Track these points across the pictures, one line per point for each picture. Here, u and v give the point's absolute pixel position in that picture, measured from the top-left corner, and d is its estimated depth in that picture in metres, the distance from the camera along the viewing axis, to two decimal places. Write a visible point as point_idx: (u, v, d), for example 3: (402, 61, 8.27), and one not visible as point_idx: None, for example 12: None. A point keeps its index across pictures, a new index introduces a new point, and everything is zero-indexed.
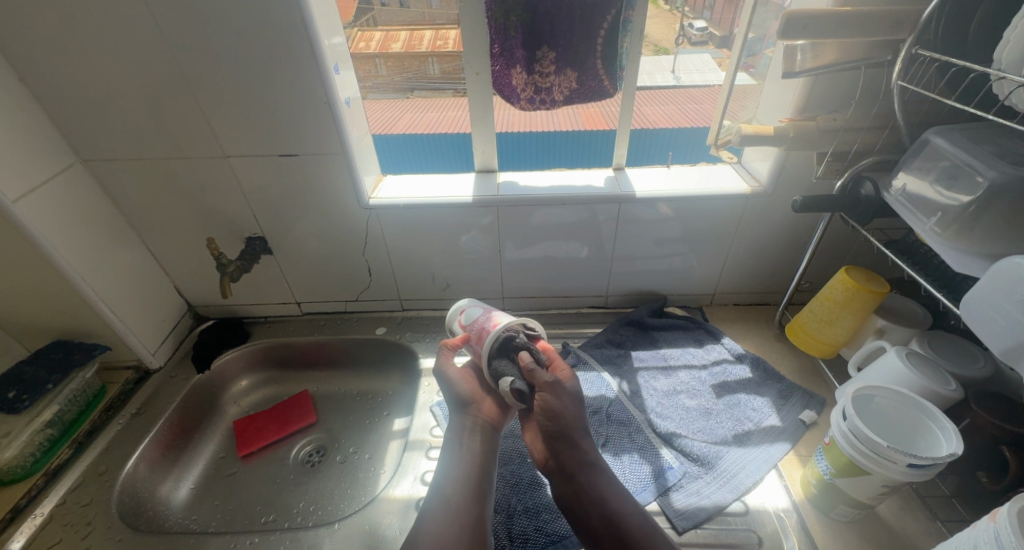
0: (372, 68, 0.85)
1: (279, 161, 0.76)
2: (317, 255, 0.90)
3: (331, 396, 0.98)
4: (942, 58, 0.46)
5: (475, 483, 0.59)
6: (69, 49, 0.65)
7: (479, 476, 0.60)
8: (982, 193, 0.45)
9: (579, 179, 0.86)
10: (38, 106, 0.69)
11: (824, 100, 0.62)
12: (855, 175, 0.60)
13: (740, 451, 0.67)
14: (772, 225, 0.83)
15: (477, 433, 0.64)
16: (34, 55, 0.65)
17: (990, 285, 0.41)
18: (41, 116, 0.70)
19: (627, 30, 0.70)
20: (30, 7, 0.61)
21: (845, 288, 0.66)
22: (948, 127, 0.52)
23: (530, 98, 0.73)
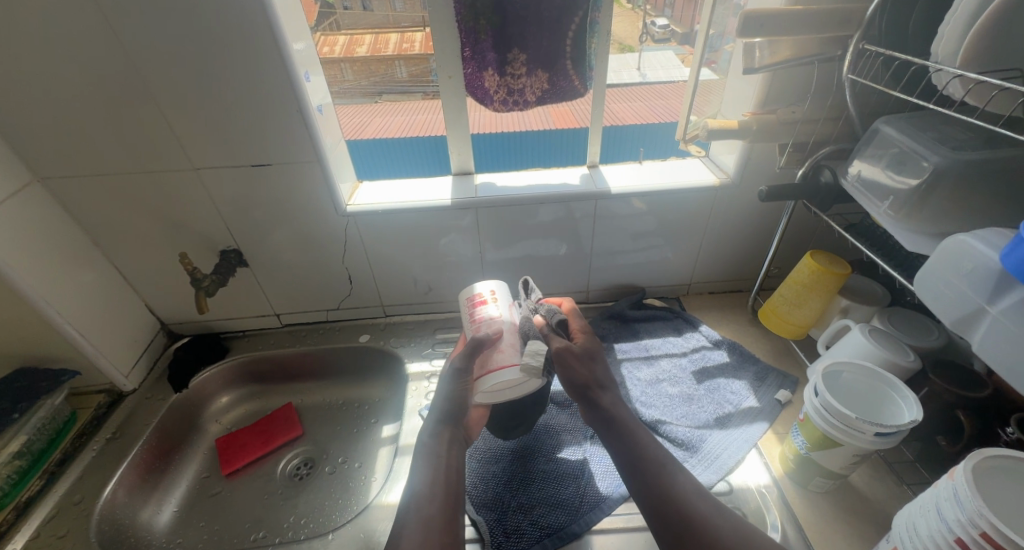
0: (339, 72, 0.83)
1: (250, 171, 0.75)
2: (295, 264, 0.89)
3: (316, 406, 0.97)
4: (887, 52, 0.49)
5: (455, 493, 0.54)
6: (22, 65, 0.62)
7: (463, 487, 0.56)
8: (927, 176, 0.48)
9: (554, 177, 0.87)
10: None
11: (782, 94, 0.66)
12: (815, 164, 0.64)
13: (722, 433, 0.69)
14: (741, 215, 0.86)
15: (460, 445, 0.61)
16: None
17: (934, 261, 0.44)
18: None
19: (594, 31, 0.72)
20: None
21: (810, 272, 0.70)
22: (895, 116, 0.55)
23: (502, 100, 0.75)
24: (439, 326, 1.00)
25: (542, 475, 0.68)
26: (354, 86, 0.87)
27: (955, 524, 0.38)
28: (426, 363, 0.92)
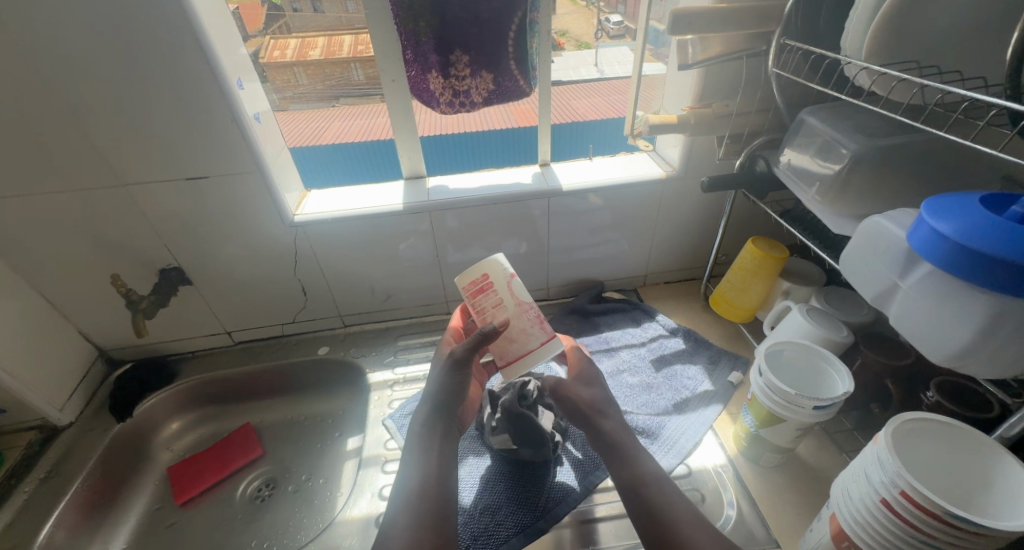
0: (291, 76, 0.83)
1: (185, 185, 0.72)
2: (243, 279, 0.86)
3: (275, 424, 0.93)
4: (805, 46, 0.51)
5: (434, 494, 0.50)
6: None
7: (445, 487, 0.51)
8: (846, 162, 0.51)
9: (507, 177, 0.88)
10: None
11: (717, 88, 0.68)
12: (751, 154, 0.67)
13: (680, 418, 0.72)
14: (689, 205, 0.89)
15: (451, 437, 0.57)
16: None
17: (854, 243, 0.47)
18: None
19: (534, 31, 0.72)
20: None
21: (753, 258, 0.73)
22: (819, 107, 0.59)
23: (449, 102, 0.74)
24: (401, 333, 0.98)
25: (508, 475, 0.68)
26: (308, 90, 0.86)
27: (880, 486, 0.38)
28: (389, 372, 0.90)
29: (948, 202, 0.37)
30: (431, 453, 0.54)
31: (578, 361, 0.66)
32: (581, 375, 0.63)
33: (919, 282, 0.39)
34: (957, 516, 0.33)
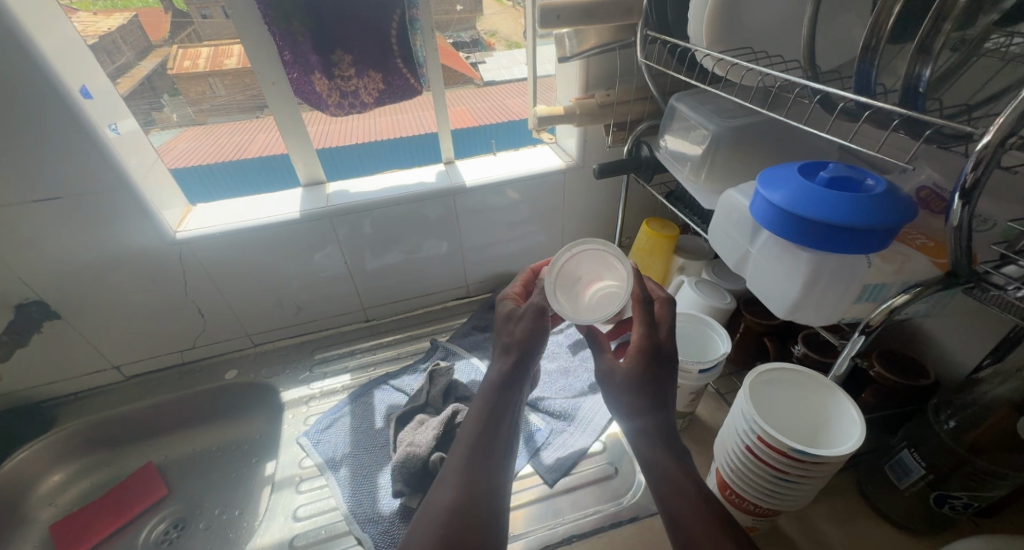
0: (209, 87, 0.77)
1: (35, 209, 0.64)
2: (125, 308, 0.78)
3: (182, 460, 0.86)
4: (663, 38, 0.54)
5: (485, 467, 0.46)
6: None
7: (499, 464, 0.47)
8: (709, 142, 0.55)
9: (410, 177, 0.86)
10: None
11: (598, 80, 0.71)
12: (636, 140, 0.71)
13: (595, 397, 0.75)
14: (593, 193, 0.92)
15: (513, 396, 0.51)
16: None
17: (716, 217, 0.50)
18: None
19: (416, 29, 0.72)
20: None
21: (648, 239, 0.77)
22: (686, 93, 0.63)
23: (338, 103, 0.72)
24: (318, 346, 0.94)
25: None
26: (227, 101, 0.79)
27: (744, 433, 0.41)
28: (304, 388, 0.86)
29: (776, 172, 0.41)
30: (493, 415, 0.49)
31: (648, 356, 0.48)
32: (637, 378, 0.47)
33: (763, 246, 0.43)
34: (801, 452, 0.37)
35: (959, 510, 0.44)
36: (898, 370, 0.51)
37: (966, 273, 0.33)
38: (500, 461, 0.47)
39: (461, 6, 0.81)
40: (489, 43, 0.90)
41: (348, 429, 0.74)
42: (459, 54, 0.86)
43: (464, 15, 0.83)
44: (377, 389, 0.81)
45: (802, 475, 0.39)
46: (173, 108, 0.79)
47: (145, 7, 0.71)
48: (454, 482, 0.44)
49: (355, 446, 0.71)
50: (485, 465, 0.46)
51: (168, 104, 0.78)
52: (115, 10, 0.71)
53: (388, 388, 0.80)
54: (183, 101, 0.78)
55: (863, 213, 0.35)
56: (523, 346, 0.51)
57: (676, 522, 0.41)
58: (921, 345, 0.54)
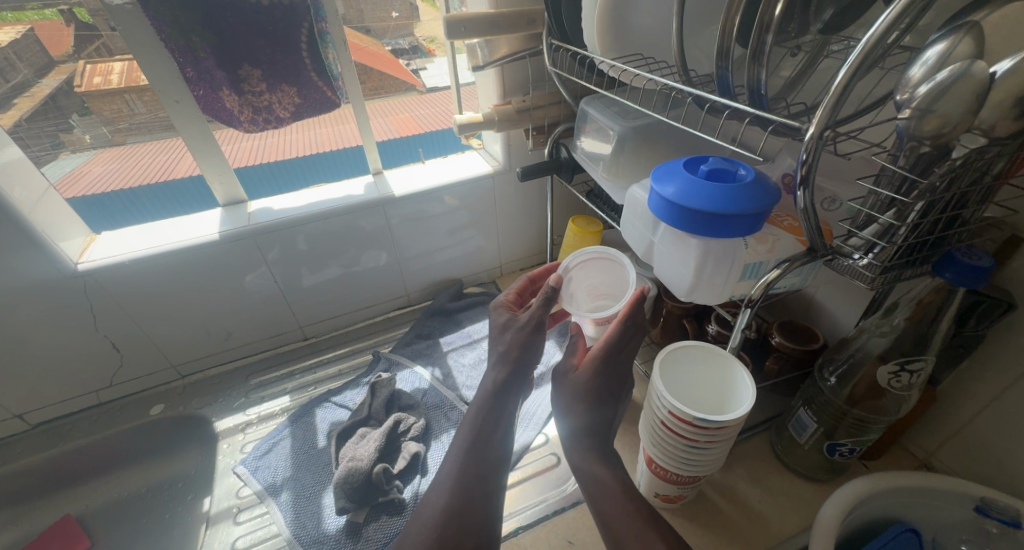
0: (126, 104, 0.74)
1: None
2: (24, 350, 0.72)
3: (106, 507, 0.80)
4: (564, 47, 0.58)
5: (478, 467, 0.50)
6: None
7: (491, 463, 0.51)
8: (615, 142, 0.59)
9: (337, 190, 0.85)
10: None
11: (514, 86, 0.74)
12: (555, 142, 0.74)
13: (537, 392, 0.77)
14: (523, 195, 0.95)
15: (509, 398, 0.54)
16: None
17: (625, 211, 0.54)
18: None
19: (327, 41, 0.71)
20: None
21: (575, 236, 0.81)
22: (595, 96, 0.67)
23: (251, 119, 0.70)
24: (254, 370, 0.90)
25: None
26: (147, 118, 0.75)
27: (659, 410, 0.45)
28: (240, 416, 0.82)
29: (667, 168, 0.45)
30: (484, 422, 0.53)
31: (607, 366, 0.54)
32: (591, 384, 0.53)
33: (663, 236, 0.47)
34: (704, 419, 0.41)
35: (847, 455, 0.50)
36: (794, 339, 0.57)
37: (822, 248, 0.37)
38: (493, 461, 0.51)
39: (397, 13, 0.84)
40: (428, 49, 0.91)
41: (289, 452, 0.72)
42: (398, 62, 0.91)
43: (400, 22, 0.86)
44: (319, 408, 0.79)
45: (708, 441, 0.43)
46: (83, 130, 0.76)
47: (45, 21, 0.65)
48: (448, 484, 0.49)
49: (296, 469, 0.69)
50: (478, 465, 0.51)
51: (78, 124, 0.75)
52: (4, 23, 0.64)
53: (330, 405, 0.79)
54: (96, 120, 0.76)
55: (737, 202, 0.39)
56: (523, 354, 0.54)
57: (608, 524, 0.47)
58: (813, 312, 0.61)
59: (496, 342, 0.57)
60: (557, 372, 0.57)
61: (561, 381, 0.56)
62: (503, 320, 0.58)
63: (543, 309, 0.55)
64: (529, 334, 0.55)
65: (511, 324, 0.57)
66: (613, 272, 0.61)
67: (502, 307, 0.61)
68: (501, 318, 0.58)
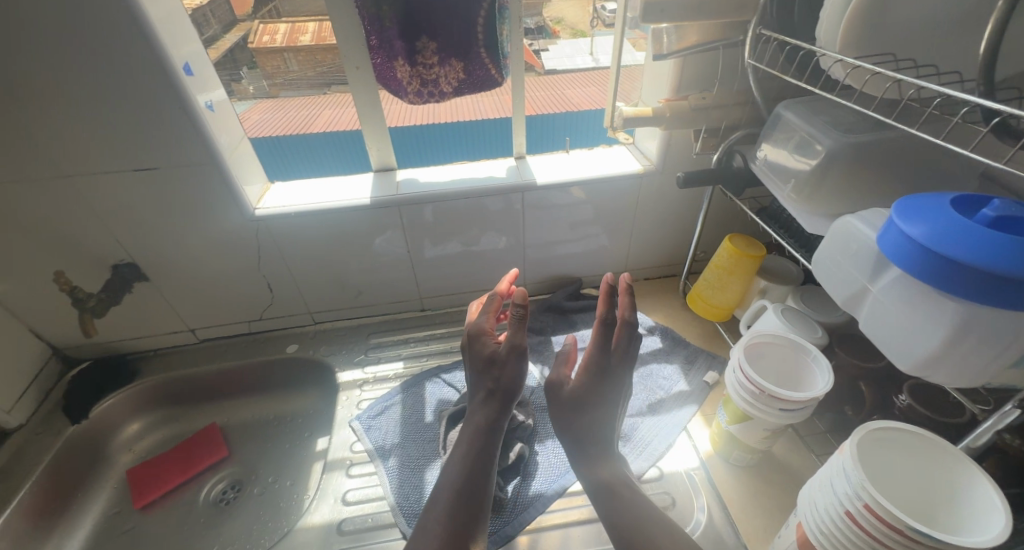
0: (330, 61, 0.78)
1: (135, 177, 0.67)
2: (206, 275, 0.81)
3: (243, 425, 0.90)
4: (778, 37, 0.49)
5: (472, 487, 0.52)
6: None
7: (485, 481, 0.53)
8: (821, 159, 0.49)
9: (480, 171, 0.85)
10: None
11: (693, 80, 0.66)
12: (728, 149, 0.65)
13: (654, 420, 0.71)
14: (668, 201, 0.87)
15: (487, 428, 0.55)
16: None
17: (827, 242, 0.46)
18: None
19: (504, 18, 0.69)
20: None
21: (729, 256, 0.71)
22: (796, 101, 0.56)
23: (417, 91, 0.71)
24: (374, 330, 0.95)
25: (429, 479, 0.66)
26: (306, 75, 0.83)
27: (845, 497, 0.38)
28: (358, 371, 0.87)
29: (918, 203, 0.35)
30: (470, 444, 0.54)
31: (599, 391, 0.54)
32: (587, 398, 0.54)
33: (890, 287, 0.38)
34: (919, 531, 0.33)
35: None
36: None
37: None
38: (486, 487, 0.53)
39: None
40: (554, 30, 0.90)
41: (399, 418, 0.75)
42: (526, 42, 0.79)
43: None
44: (429, 381, 0.81)
45: None
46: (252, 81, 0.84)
47: None
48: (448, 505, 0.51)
49: (404, 437, 0.72)
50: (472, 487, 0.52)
51: (246, 76, 0.83)
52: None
53: (440, 381, 0.80)
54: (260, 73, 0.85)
55: None
56: (499, 386, 0.55)
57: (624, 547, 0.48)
58: None
59: (479, 383, 0.57)
60: (551, 385, 0.56)
61: (553, 396, 0.56)
62: (486, 351, 0.56)
63: (519, 333, 0.54)
64: (517, 362, 0.55)
65: (495, 358, 0.56)
66: (792, 359, 0.55)
67: (480, 334, 0.59)
68: (484, 350, 0.57)
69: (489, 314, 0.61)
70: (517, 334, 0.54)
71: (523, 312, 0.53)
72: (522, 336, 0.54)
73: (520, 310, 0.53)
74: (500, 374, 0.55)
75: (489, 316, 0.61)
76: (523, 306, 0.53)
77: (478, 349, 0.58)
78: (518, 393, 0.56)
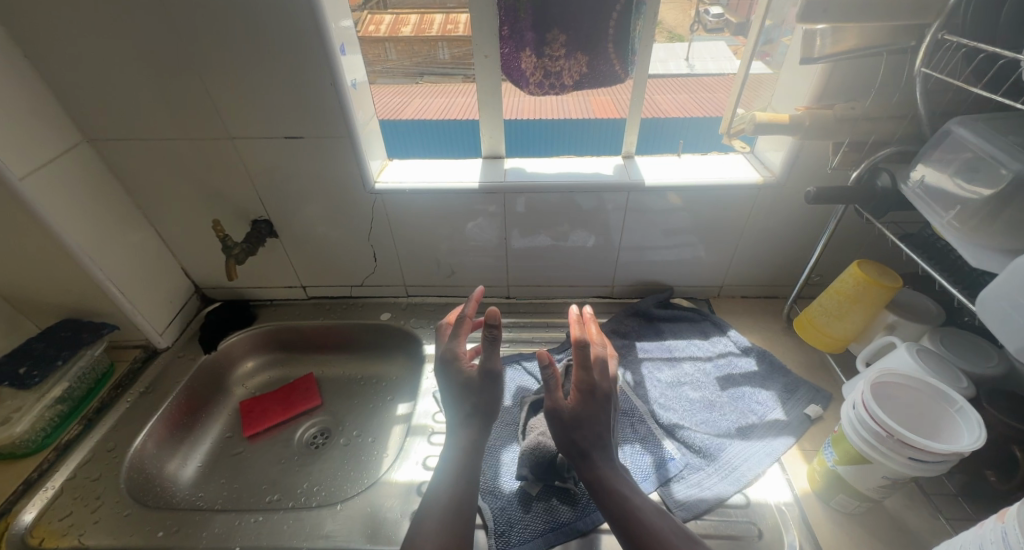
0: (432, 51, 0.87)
1: (282, 144, 0.75)
2: (322, 238, 0.89)
3: (336, 379, 0.98)
4: (966, 45, 0.44)
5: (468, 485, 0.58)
6: (87, 35, 0.63)
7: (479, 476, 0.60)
8: (1004, 186, 0.43)
9: (586, 167, 0.84)
10: (33, 70, 0.66)
11: (842, 88, 0.61)
12: (871, 168, 0.59)
13: (743, 444, 0.67)
14: (784, 217, 0.81)
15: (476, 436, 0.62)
16: (56, 39, 0.64)
17: (997, 283, 0.42)
18: (33, 79, 0.66)
19: (640, 13, 0.68)
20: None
21: (856, 282, 0.65)
22: (972, 117, 0.50)
23: (538, 83, 0.72)
24: None
25: (504, 461, 0.67)
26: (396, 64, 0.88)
27: None
28: None
29: None
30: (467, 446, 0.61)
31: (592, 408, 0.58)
32: (581, 414, 0.58)
33: None
34: None
35: None
36: None
37: None
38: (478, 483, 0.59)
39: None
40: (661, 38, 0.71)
41: None
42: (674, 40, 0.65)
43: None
44: (510, 367, 0.82)
45: None
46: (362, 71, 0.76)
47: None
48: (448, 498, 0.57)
49: None
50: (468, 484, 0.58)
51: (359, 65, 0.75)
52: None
53: (520, 369, 0.82)
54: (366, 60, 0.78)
55: None
56: (480, 405, 0.62)
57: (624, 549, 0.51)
58: None
59: (462, 401, 0.63)
60: (549, 410, 0.59)
61: (553, 414, 0.59)
62: (462, 372, 0.63)
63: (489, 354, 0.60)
64: (490, 382, 0.62)
65: (470, 378, 0.63)
66: (930, 407, 0.51)
67: (455, 359, 0.65)
68: (461, 370, 0.63)
69: (461, 337, 0.66)
70: (489, 355, 0.61)
71: (491, 337, 0.59)
72: (494, 359, 0.61)
73: (488, 336, 0.59)
74: (482, 394, 0.63)
75: (462, 339, 0.66)
76: (490, 332, 0.59)
77: (454, 369, 0.64)
78: (498, 406, 0.64)
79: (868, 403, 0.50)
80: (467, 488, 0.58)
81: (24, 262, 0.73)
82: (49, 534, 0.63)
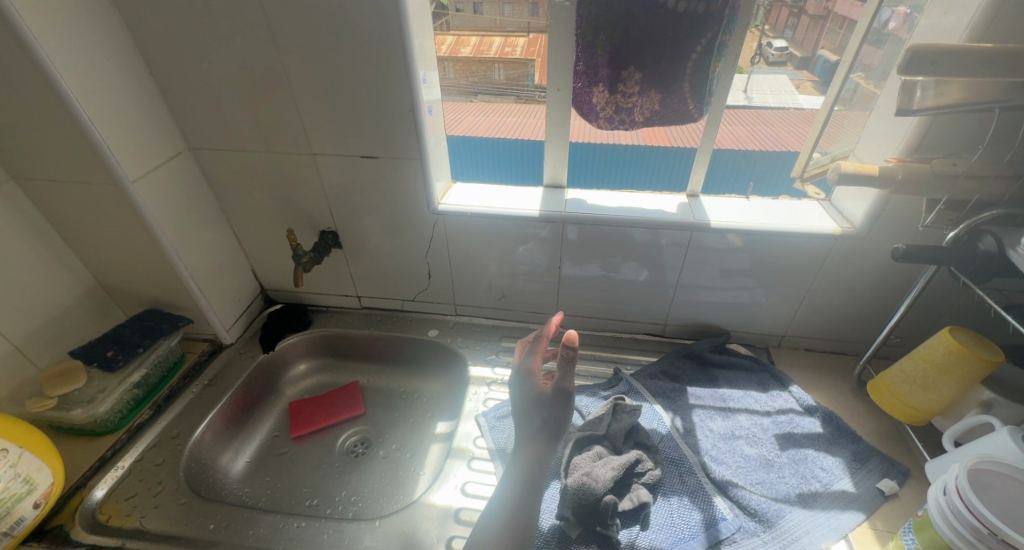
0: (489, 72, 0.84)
1: (358, 162, 0.79)
2: (382, 252, 0.92)
3: (380, 390, 1.00)
4: None
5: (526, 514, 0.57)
6: (203, 55, 0.70)
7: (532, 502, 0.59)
8: None
9: (648, 203, 0.83)
10: (153, 84, 0.74)
11: (937, 143, 0.59)
12: (971, 229, 0.55)
13: (804, 514, 0.62)
14: (861, 269, 0.76)
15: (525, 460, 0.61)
16: (177, 59, 0.71)
17: None
18: (152, 92, 0.74)
19: (721, 55, 0.67)
20: (183, 21, 0.67)
21: (947, 350, 0.60)
22: None
23: (609, 117, 0.72)
24: (506, 334, 0.99)
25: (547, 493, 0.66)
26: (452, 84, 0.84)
27: None
28: (487, 369, 0.91)
29: None
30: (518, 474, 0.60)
31: None
32: None
33: None
34: None
35: None
36: None
37: None
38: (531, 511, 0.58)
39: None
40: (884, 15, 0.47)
41: None
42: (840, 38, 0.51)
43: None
44: None
45: None
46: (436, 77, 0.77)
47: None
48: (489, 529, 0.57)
49: None
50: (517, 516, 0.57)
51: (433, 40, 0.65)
52: None
53: None
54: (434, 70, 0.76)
55: None
56: (549, 420, 0.62)
57: None
58: None
59: (531, 418, 0.63)
60: None
61: None
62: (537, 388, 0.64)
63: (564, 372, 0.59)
64: (560, 404, 0.61)
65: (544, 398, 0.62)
66: None
67: (531, 374, 0.66)
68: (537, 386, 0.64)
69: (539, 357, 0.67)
70: (565, 374, 0.59)
71: (569, 356, 0.57)
72: (568, 380, 0.59)
73: (566, 356, 0.58)
74: (552, 412, 0.62)
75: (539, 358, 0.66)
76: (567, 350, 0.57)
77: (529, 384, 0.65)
78: (568, 426, 0.63)
79: (960, 488, 0.46)
80: (508, 525, 0.56)
81: (122, 254, 0.81)
82: (116, 512, 0.67)
